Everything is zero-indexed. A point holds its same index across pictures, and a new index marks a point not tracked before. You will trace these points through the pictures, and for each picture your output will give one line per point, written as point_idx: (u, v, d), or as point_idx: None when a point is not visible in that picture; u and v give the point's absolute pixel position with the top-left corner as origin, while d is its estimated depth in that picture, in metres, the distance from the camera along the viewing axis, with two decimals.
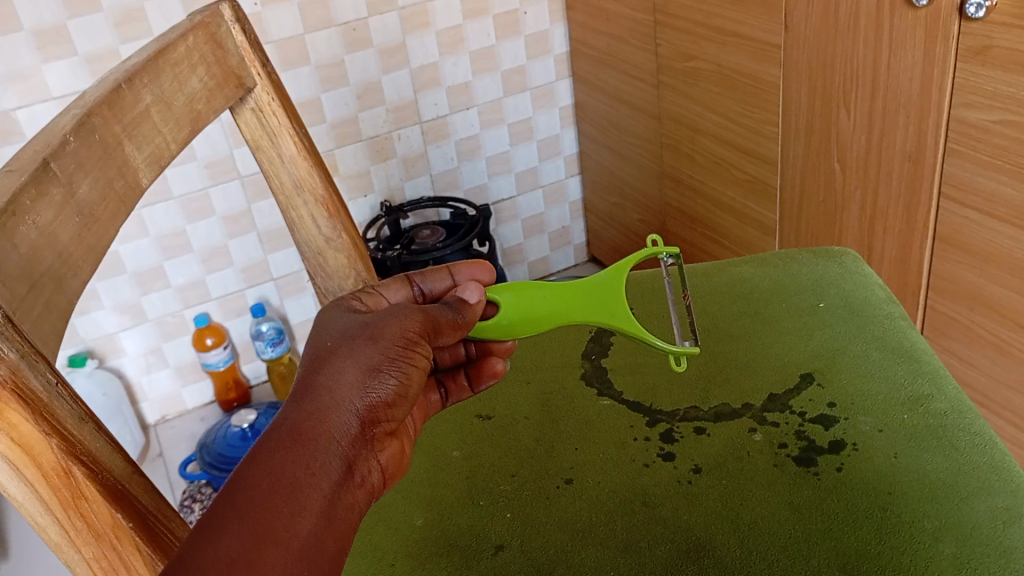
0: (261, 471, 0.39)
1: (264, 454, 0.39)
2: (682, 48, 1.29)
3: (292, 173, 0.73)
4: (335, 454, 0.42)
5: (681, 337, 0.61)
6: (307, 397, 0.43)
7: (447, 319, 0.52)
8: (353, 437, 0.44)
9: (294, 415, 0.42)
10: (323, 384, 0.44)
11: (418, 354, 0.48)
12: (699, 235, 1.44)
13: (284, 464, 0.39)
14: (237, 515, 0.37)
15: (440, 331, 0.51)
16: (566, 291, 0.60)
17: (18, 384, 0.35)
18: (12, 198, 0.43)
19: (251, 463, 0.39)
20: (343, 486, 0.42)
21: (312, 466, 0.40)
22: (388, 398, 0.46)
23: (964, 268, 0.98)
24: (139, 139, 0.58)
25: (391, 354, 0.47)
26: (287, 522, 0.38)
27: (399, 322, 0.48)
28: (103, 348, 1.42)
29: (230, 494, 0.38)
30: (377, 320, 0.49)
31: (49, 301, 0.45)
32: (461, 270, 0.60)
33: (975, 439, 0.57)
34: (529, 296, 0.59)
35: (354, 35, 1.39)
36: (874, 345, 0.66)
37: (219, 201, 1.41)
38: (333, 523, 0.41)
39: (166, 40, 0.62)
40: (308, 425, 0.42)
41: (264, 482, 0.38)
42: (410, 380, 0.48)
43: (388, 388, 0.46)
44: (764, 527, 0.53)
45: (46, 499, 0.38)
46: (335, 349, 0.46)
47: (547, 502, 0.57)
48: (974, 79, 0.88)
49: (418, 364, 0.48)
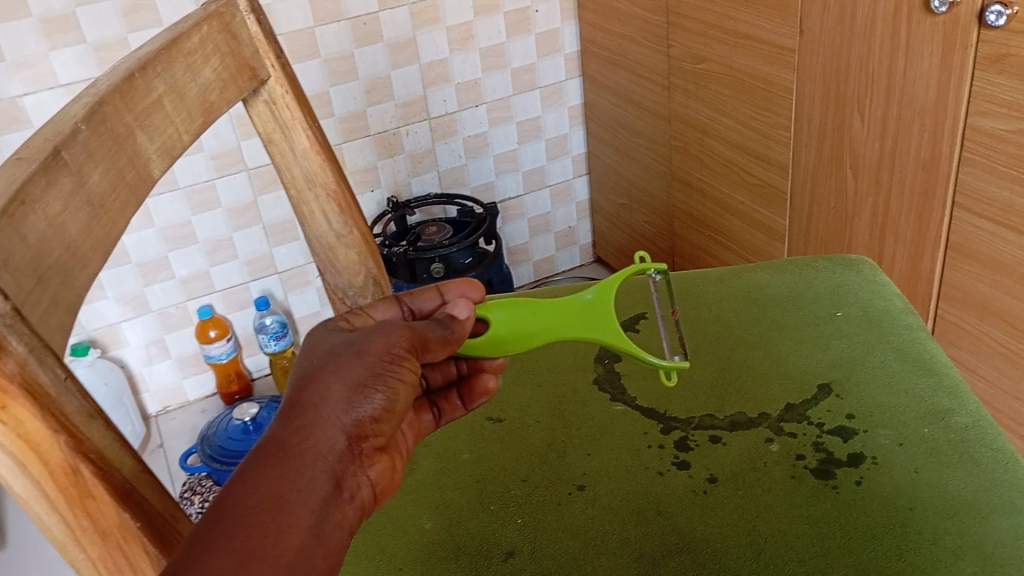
0: (247, 488, 0.37)
1: (250, 471, 0.38)
2: (695, 50, 1.27)
3: (304, 167, 0.72)
4: (323, 470, 0.40)
5: (670, 350, 0.60)
6: (294, 412, 0.41)
7: (436, 335, 0.50)
8: (341, 452, 0.41)
9: (279, 431, 0.40)
10: (310, 399, 0.42)
11: (405, 370, 0.46)
12: (707, 239, 1.43)
13: (269, 481, 0.38)
14: (223, 534, 0.35)
15: (428, 347, 0.49)
16: (557, 309, 0.59)
17: (25, 379, 0.34)
18: (19, 186, 0.42)
19: (237, 481, 0.37)
20: (332, 503, 0.40)
21: (299, 482, 0.38)
22: (376, 412, 0.44)
23: (974, 277, 0.97)
24: (150, 129, 0.57)
25: (378, 369, 0.44)
26: (274, 539, 0.36)
27: (384, 338, 0.46)
28: (105, 338, 1.41)
29: (218, 512, 0.36)
30: (362, 338, 0.46)
31: (56, 294, 0.44)
32: (451, 288, 0.56)
33: (997, 455, 0.56)
34: (521, 314, 0.57)
35: (363, 30, 1.38)
36: (893, 356, 0.65)
37: (225, 192, 1.40)
38: (322, 541, 0.38)
39: (179, 29, 0.61)
40: (295, 439, 0.40)
41: (250, 498, 0.37)
42: (397, 396, 0.45)
43: (376, 404, 0.43)
44: (782, 541, 0.52)
45: (52, 497, 0.36)
46: (320, 367, 0.44)
47: (558, 509, 0.56)
48: (992, 88, 0.87)
49: (405, 379, 0.46)
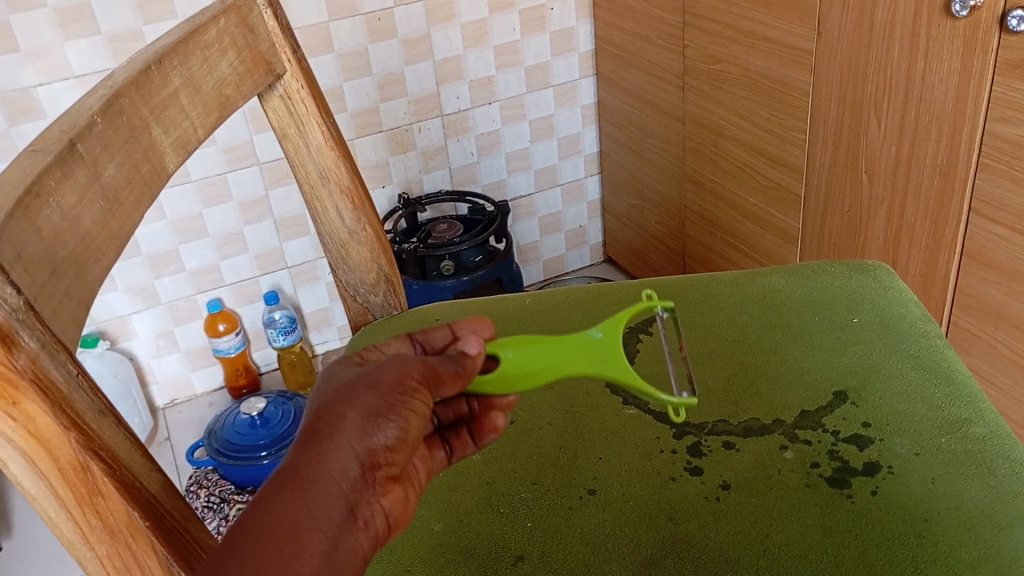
0: (261, 515, 0.36)
1: (265, 500, 0.37)
2: (710, 50, 1.27)
3: (318, 162, 0.72)
4: (337, 498, 0.39)
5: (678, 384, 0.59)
6: (309, 442, 0.40)
7: (447, 369, 0.48)
8: (354, 480, 0.41)
9: (295, 458, 0.39)
10: (324, 428, 0.41)
11: (417, 400, 0.44)
12: (718, 240, 1.42)
13: (283, 509, 0.37)
14: (236, 561, 0.35)
15: (440, 380, 0.47)
16: (565, 346, 0.56)
17: (37, 375, 0.34)
18: (34, 178, 0.42)
19: (252, 509, 0.37)
20: (346, 530, 0.39)
21: (313, 510, 0.38)
22: (390, 441, 0.43)
23: (989, 284, 0.96)
24: (166, 123, 0.56)
25: (391, 399, 0.43)
26: (287, 567, 0.35)
27: (397, 369, 0.45)
28: (115, 329, 1.42)
29: (232, 540, 0.36)
30: (375, 369, 0.45)
31: (70, 287, 0.43)
32: (461, 325, 0.55)
33: (1016, 466, 0.55)
34: (530, 352, 0.55)
35: (378, 25, 1.38)
36: (909, 363, 0.64)
37: (236, 185, 1.40)
38: (336, 568, 0.38)
39: (196, 21, 0.61)
40: (308, 468, 0.39)
41: (263, 526, 0.36)
42: (411, 425, 0.43)
43: (389, 433, 0.42)
44: (794, 550, 0.51)
45: (61, 494, 0.36)
46: (334, 397, 0.43)
47: (569, 513, 0.55)
48: (1012, 94, 0.86)
49: (418, 410, 0.44)
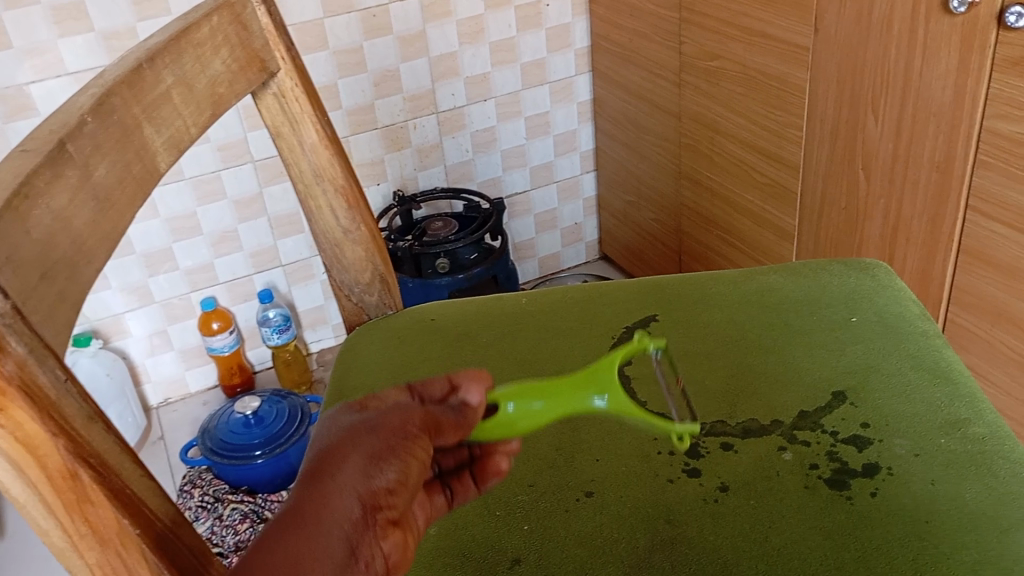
0: (264, 552, 0.37)
1: (268, 539, 0.38)
2: (707, 47, 1.26)
3: (312, 161, 0.71)
4: (340, 535, 0.39)
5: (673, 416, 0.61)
6: (310, 486, 0.41)
7: (448, 419, 0.49)
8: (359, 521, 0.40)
9: (295, 501, 0.40)
10: (325, 472, 0.42)
11: (417, 447, 0.45)
12: (715, 238, 1.41)
13: (284, 545, 0.37)
14: None
15: (440, 429, 0.48)
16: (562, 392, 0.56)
17: (24, 381, 0.33)
18: (24, 179, 0.41)
19: (255, 549, 0.37)
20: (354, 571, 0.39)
21: (316, 545, 0.38)
22: (393, 482, 0.43)
23: (987, 282, 0.96)
24: (158, 122, 0.56)
25: (391, 444, 0.44)
26: None
27: (396, 418, 0.47)
28: (108, 328, 1.41)
29: None
30: (375, 419, 0.47)
31: (61, 289, 0.43)
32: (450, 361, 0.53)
33: (1016, 467, 0.55)
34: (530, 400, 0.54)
35: (373, 22, 1.37)
36: (909, 363, 0.64)
37: (231, 183, 1.39)
38: None
39: (190, 19, 0.60)
40: (311, 506, 0.39)
41: (265, 562, 0.36)
42: (412, 470, 0.44)
43: (391, 475, 0.43)
44: (794, 554, 0.51)
45: (49, 501, 0.35)
46: (337, 445, 0.44)
47: (566, 516, 0.55)
48: (1011, 90, 0.85)
49: (418, 456, 0.45)
